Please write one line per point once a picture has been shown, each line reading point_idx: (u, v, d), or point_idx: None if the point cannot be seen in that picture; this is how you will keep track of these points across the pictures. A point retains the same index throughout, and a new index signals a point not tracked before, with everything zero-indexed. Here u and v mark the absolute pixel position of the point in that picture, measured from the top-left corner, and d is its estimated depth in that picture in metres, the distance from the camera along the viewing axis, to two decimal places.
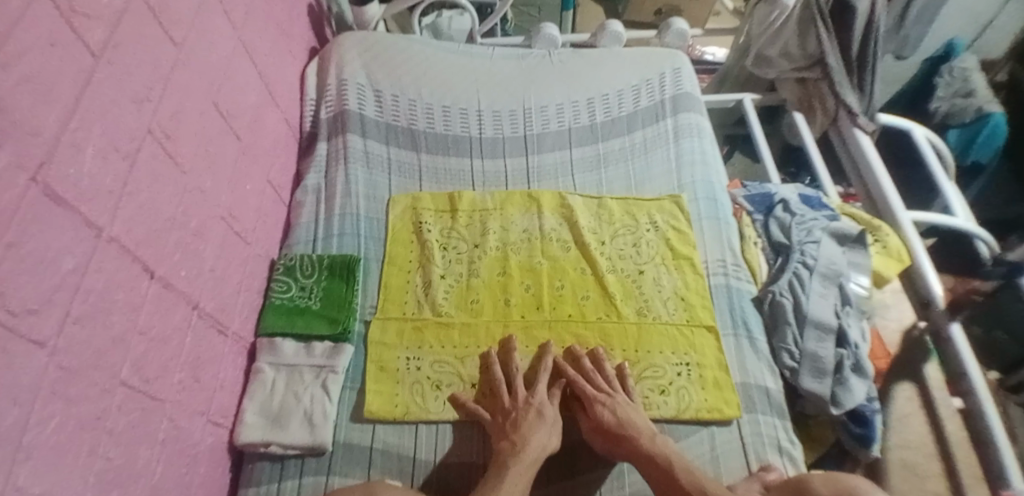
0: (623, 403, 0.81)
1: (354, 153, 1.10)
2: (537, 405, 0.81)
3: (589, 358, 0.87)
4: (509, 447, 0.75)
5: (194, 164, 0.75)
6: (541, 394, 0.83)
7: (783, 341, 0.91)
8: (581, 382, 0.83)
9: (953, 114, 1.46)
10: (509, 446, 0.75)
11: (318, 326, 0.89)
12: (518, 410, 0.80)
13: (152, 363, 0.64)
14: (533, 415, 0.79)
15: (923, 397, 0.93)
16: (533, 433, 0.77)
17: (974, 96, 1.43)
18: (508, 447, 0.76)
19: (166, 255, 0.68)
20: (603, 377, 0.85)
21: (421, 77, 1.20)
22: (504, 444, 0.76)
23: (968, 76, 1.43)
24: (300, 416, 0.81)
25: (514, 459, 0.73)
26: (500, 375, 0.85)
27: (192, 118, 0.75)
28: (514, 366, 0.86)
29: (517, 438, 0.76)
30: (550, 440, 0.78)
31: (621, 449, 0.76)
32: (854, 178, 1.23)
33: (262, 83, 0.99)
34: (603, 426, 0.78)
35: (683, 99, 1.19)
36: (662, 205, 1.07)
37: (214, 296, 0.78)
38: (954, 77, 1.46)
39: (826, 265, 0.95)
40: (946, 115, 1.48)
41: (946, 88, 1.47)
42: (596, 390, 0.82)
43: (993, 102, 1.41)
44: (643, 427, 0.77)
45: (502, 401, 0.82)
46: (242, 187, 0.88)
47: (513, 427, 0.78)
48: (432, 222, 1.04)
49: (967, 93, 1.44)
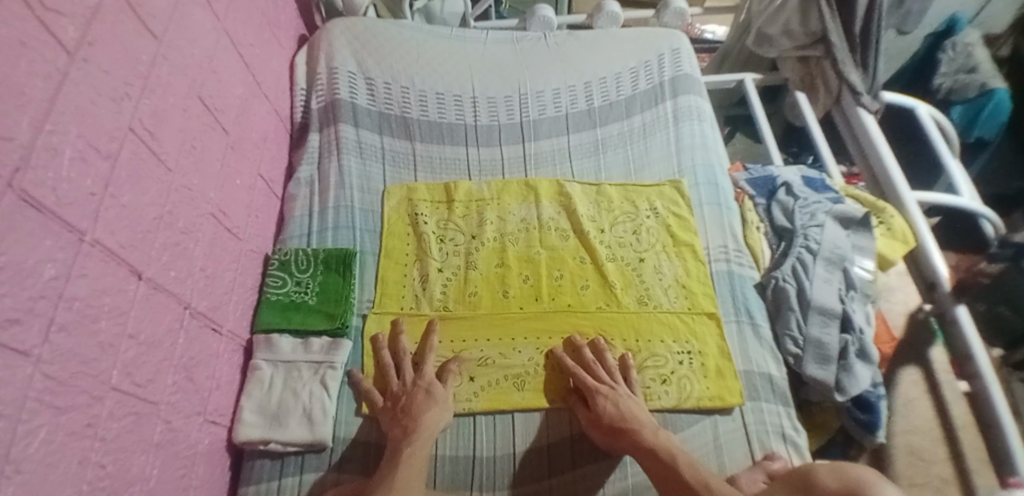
0: (623, 395, 0.80)
1: (347, 144, 1.07)
2: (425, 385, 0.81)
3: (590, 349, 0.86)
4: (401, 434, 0.75)
5: (180, 161, 0.73)
6: (428, 374, 0.82)
7: (786, 328, 0.90)
8: (581, 374, 0.82)
9: (956, 90, 1.43)
10: (400, 432, 0.75)
11: (315, 322, 0.88)
12: (407, 394, 0.80)
13: (144, 368, 0.63)
14: (422, 397, 0.79)
15: (928, 381, 0.92)
16: (423, 416, 0.77)
17: (978, 72, 1.41)
18: (400, 433, 0.76)
19: (154, 257, 0.66)
20: (605, 371, 0.83)
21: (413, 64, 1.17)
22: (396, 432, 0.76)
23: (971, 51, 1.41)
24: (299, 414, 0.80)
25: (406, 442, 0.74)
26: (388, 359, 0.85)
27: (175, 114, 0.73)
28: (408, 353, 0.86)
29: (409, 423, 0.76)
30: (441, 421, 0.78)
31: (622, 442, 0.75)
32: (857, 158, 1.21)
33: (249, 73, 0.97)
34: (605, 419, 0.77)
35: (682, 81, 1.17)
36: (661, 191, 1.05)
37: (206, 295, 0.77)
38: (958, 53, 1.43)
39: (830, 250, 0.93)
40: (949, 91, 1.44)
41: (949, 64, 1.44)
42: (597, 382, 0.81)
43: (996, 78, 1.40)
44: (645, 421, 0.76)
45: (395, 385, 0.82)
46: (231, 182, 0.86)
47: (403, 413, 0.78)
48: (428, 213, 1.02)
49: (970, 69, 1.42)
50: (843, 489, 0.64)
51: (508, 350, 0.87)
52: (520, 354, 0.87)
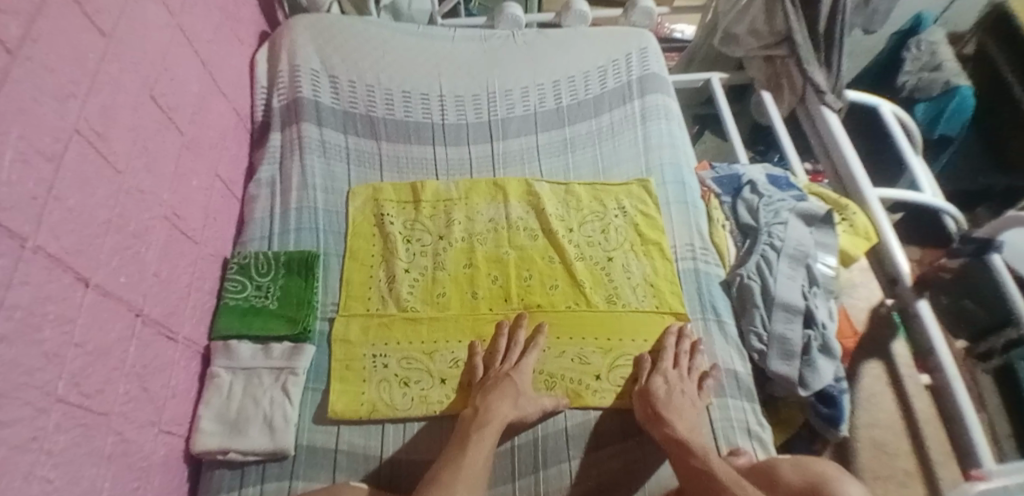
0: (684, 388, 0.81)
1: (310, 143, 1.05)
2: (514, 375, 0.81)
3: (688, 341, 0.87)
4: (471, 415, 0.77)
5: (129, 162, 0.70)
6: (525, 369, 0.82)
7: (751, 324, 0.91)
8: (665, 353, 0.85)
9: (920, 88, 1.47)
10: (472, 412, 0.77)
11: (276, 327, 0.86)
12: (494, 378, 0.81)
13: (92, 377, 0.60)
14: (508, 384, 0.79)
15: (890, 374, 0.96)
16: (500, 400, 0.77)
17: (942, 70, 1.44)
18: (471, 414, 0.77)
19: (103, 262, 0.63)
20: (688, 361, 0.85)
21: (380, 61, 1.15)
22: (467, 411, 0.78)
23: (935, 50, 1.45)
24: (260, 422, 0.78)
25: (475, 425, 0.75)
26: (502, 343, 0.86)
27: (125, 113, 0.70)
28: (500, 353, 0.85)
29: (480, 406, 0.77)
30: (515, 412, 0.77)
31: (659, 428, 0.76)
32: (821, 155, 1.24)
33: (206, 71, 0.93)
34: (654, 399, 0.79)
35: (650, 80, 1.17)
36: (630, 190, 1.05)
37: (160, 301, 0.74)
38: (922, 51, 1.47)
39: (794, 247, 0.95)
40: (913, 89, 1.48)
41: (914, 62, 1.47)
42: (670, 368, 0.83)
43: (960, 75, 1.43)
44: (686, 416, 0.77)
45: (477, 382, 0.82)
46: (187, 184, 0.83)
47: (481, 396, 0.79)
48: (395, 214, 1.00)
49: (934, 67, 1.45)
50: (805, 482, 0.66)
51: (491, 345, 0.87)
52: (504, 339, 0.86)
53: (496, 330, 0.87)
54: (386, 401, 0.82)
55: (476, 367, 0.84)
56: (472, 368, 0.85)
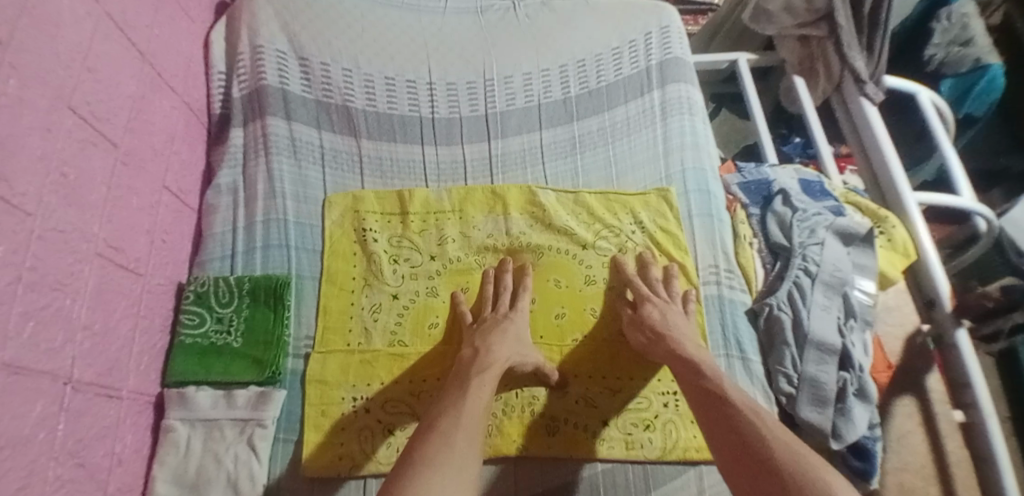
0: (671, 308, 0.79)
1: (277, 142, 0.90)
2: (514, 318, 0.77)
3: None
4: (472, 355, 0.71)
5: (42, 201, 0.56)
6: (522, 312, 0.78)
7: (780, 363, 0.81)
8: (638, 283, 0.82)
9: (949, 63, 1.27)
10: (471, 353, 0.71)
11: (240, 370, 0.75)
12: (492, 319, 0.77)
13: (9, 477, 0.48)
14: (504, 324, 0.75)
15: (923, 411, 0.87)
16: (500, 342, 0.72)
17: (972, 45, 1.24)
18: (470, 356, 0.71)
19: (13, 334, 0.50)
20: (665, 288, 0.83)
21: (359, 38, 0.99)
22: (466, 353, 0.72)
23: (969, 22, 1.21)
24: (222, 483, 0.68)
25: (475, 369, 0.68)
26: (490, 290, 0.82)
27: (33, 137, 0.55)
28: (488, 301, 0.81)
29: (481, 348, 0.72)
30: (516, 356, 0.72)
31: (659, 346, 0.74)
32: (849, 134, 1.12)
33: (146, 63, 0.78)
34: (646, 321, 0.77)
35: (671, 66, 1.01)
36: (647, 200, 0.92)
37: (94, 360, 0.61)
38: (953, 23, 1.22)
39: (830, 272, 0.83)
40: (941, 63, 1.27)
41: (943, 34, 1.24)
42: (651, 294, 0.81)
43: (991, 52, 1.25)
44: (686, 336, 0.75)
45: (466, 328, 0.78)
46: (126, 207, 0.69)
47: (480, 338, 0.74)
48: (377, 228, 0.88)
49: (965, 41, 1.24)
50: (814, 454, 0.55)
51: (478, 294, 0.83)
52: (492, 285, 0.82)
53: (482, 279, 0.83)
54: (366, 451, 0.72)
55: (462, 314, 0.79)
56: (456, 313, 0.81)
